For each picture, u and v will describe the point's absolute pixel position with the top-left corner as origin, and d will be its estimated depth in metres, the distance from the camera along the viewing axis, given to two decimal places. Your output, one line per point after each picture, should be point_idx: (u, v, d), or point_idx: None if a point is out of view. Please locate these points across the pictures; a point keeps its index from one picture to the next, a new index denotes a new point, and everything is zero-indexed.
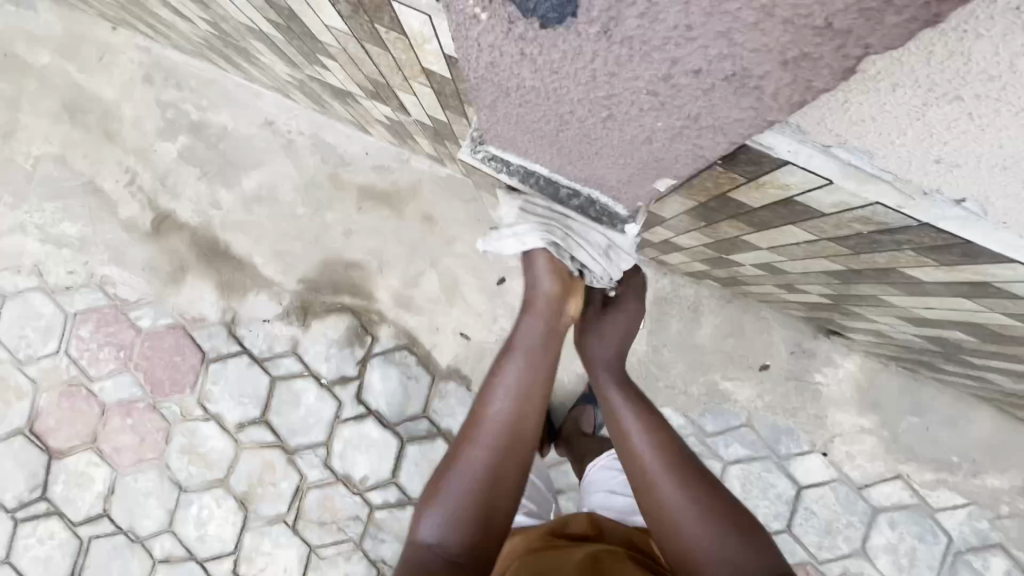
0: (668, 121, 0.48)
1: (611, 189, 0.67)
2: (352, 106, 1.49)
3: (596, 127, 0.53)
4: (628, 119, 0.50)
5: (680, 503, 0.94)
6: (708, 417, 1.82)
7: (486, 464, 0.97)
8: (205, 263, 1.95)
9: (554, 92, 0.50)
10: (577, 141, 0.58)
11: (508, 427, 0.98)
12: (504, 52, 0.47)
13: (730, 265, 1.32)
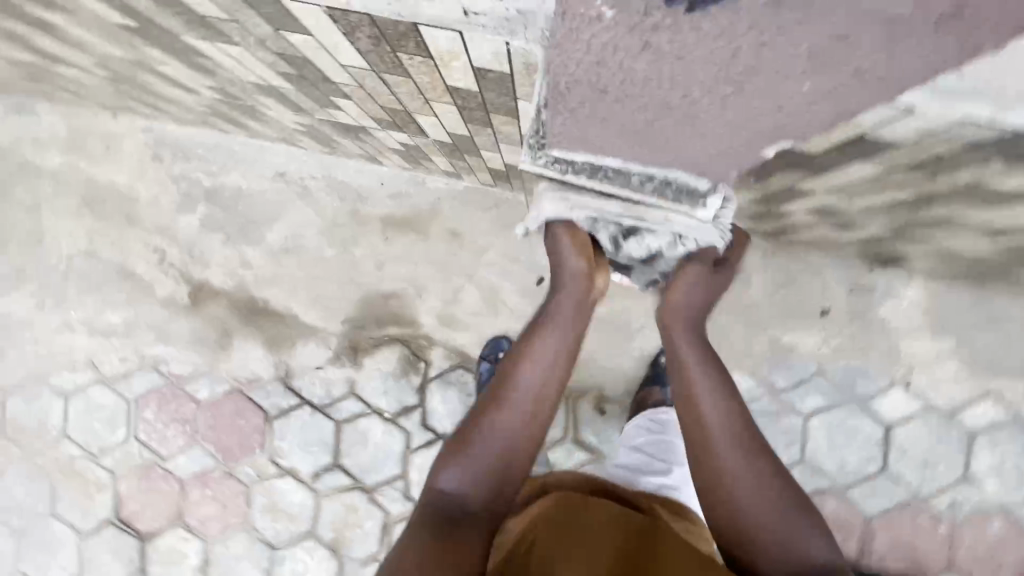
0: (806, 87, 0.44)
1: (701, 175, 0.64)
2: (363, 140, 1.48)
3: (714, 111, 0.49)
4: (757, 94, 0.46)
5: (744, 484, 0.88)
6: (778, 373, 1.78)
7: (512, 433, 0.92)
8: (249, 324, 1.96)
9: (669, 86, 0.47)
10: (681, 135, 0.54)
11: (534, 399, 0.93)
12: (622, 52, 0.44)
13: (779, 216, 1.28)
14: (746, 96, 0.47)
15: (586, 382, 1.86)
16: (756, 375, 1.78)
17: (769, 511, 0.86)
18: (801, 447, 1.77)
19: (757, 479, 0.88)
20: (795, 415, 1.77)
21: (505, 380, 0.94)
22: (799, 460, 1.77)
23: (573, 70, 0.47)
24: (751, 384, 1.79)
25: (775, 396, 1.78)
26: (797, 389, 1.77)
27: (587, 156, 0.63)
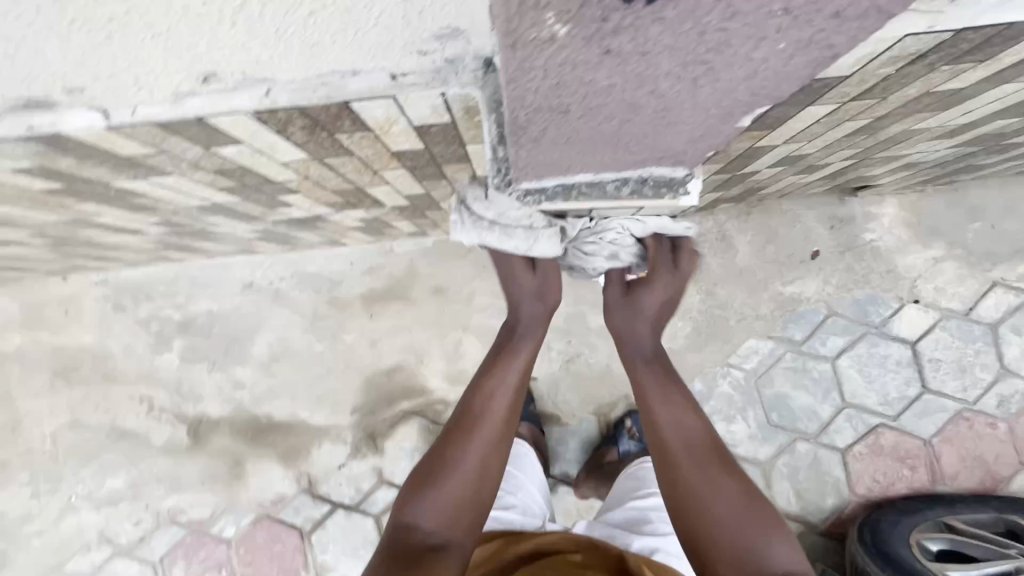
0: (788, 47, 0.38)
1: (674, 158, 0.60)
2: (321, 228, 1.45)
3: (687, 92, 0.43)
4: (733, 66, 0.40)
5: (707, 491, 0.95)
6: (792, 326, 1.77)
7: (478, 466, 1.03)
8: (258, 445, 1.87)
9: (635, 79, 0.41)
10: (651, 123, 0.49)
11: (497, 422, 1.06)
12: (576, 63, 0.38)
13: (746, 178, 1.28)
14: (728, 71, 0.41)
15: (613, 394, 1.81)
16: (772, 335, 1.77)
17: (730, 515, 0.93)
18: (839, 392, 1.74)
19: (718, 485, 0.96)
20: (823, 361, 1.75)
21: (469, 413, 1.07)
22: (842, 405, 1.74)
23: (531, 99, 0.43)
24: (771, 345, 1.77)
25: (797, 349, 1.76)
26: (815, 337, 1.76)
27: (557, 179, 0.64)
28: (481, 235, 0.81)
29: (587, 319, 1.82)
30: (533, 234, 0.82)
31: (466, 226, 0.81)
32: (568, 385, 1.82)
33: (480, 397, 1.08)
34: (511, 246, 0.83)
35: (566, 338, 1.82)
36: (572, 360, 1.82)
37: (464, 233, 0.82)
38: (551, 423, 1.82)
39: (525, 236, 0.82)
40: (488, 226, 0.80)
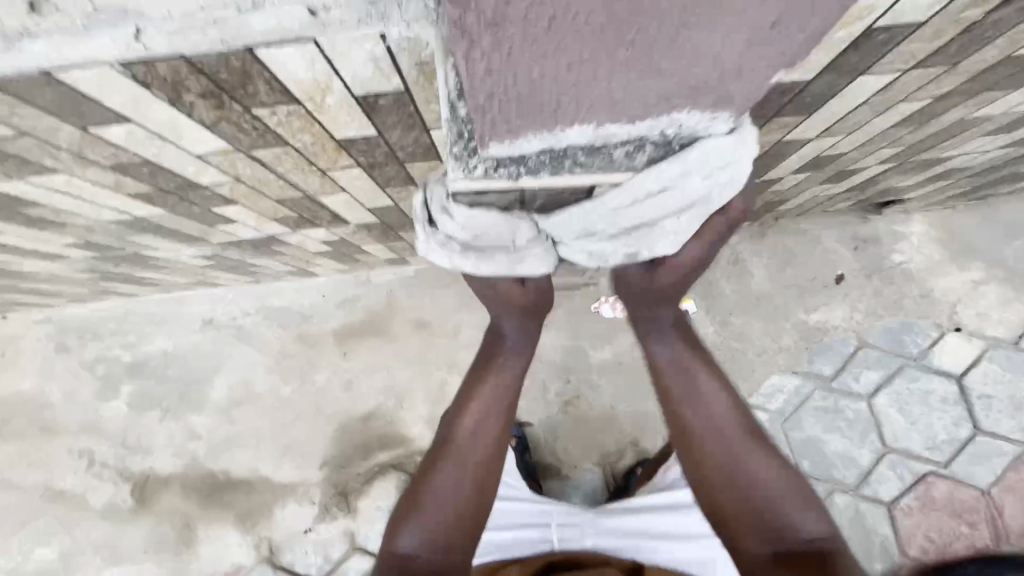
0: None
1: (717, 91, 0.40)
2: (281, 253, 1.27)
3: None
4: None
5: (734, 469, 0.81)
6: (819, 360, 1.56)
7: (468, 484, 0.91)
8: (211, 507, 1.62)
9: None
10: None
11: (483, 440, 0.91)
12: None
13: (766, 187, 1.12)
14: None
15: (619, 441, 1.58)
16: (798, 370, 1.56)
17: (753, 489, 0.80)
18: (878, 434, 1.52)
19: (733, 456, 0.82)
20: (858, 400, 1.54)
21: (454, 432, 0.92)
22: (883, 450, 1.51)
23: None
24: (797, 381, 1.56)
25: (827, 386, 1.55)
26: (847, 371, 1.55)
27: (540, 136, 0.44)
28: (452, 258, 0.59)
29: (588, 355, 1.62)
30: (518, 255, 0.58)
31: (430, 243, 0.59)
32: (568, 431, 1.59)
33: (467, 416, 0.92)
34: (489, 271, 0.59)
35: (565, 376, 1.61)
36: (572, 401, 1.60)
37: (429, 252, 0.59)
38: (549, 476, 1.57)
39: (510, 257, 0.58)
40: (460, 245, 0.58)
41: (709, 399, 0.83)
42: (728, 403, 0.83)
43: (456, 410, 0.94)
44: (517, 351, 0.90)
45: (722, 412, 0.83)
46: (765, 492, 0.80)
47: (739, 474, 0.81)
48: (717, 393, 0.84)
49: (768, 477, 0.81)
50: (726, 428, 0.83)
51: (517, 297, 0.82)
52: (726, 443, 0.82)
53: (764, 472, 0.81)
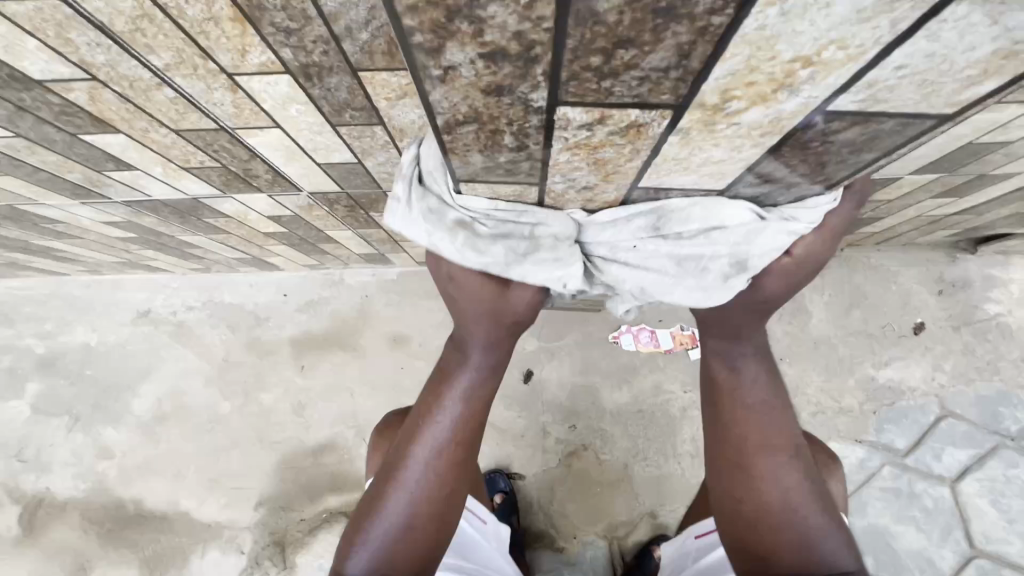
0: None
1: None
2: (221, 230, 0.98)
3: None
4: None
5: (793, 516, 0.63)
6: (890, 428, 1.25)
7: (429, 518, 0.68)
8: (112, 548, 1.28)
9: None
10: None
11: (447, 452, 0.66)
12: None
13: (867, 194, 0.83)
14: None
15: (630, 511, 1.25)
16: (863, 439, 1.24)
17: (795, 518, 0.63)
18: (965, 532, 1.19)
19: (775, 484, 0.64)
20: (937, 483, 1.22)
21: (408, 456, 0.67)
22: (971, 553, 1.18)
23: None
24: (863, 452, 1.24)
25: (899, 462, 1.23)
26: (925, 446, 1.23)
27: None
28: (435, 232, 0.46)
29: (600, 397, 1.30)
30: (517, 254, 0.46)
31: (420, 212, 0.46)
32: (567, 491, 1.27)
33: (424, 441, 0.66)
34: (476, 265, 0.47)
35: (570, 421, 1.30)
36: (575, 454, 1.28)
37: (409, 221, 0.46)
38: (539, 547, 1.24)
39: (511, 248, 0.46)
40: (456, 224, 0.46)
41: (764, 422, 0.64)
42: (784, 426, 0.65)
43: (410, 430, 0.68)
44: (485, 369, 0.64)
45: (778, 440, 0.64)
46: (808, 530, 0.63)
47: (776, 504, 0.64)
48: (767, 416, 0.64)
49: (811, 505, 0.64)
50: (776, 451, 0.64)
51: (482, 302, 0.54)
52: (770, 472, 0.64)
53: (806, 503, 0.64)
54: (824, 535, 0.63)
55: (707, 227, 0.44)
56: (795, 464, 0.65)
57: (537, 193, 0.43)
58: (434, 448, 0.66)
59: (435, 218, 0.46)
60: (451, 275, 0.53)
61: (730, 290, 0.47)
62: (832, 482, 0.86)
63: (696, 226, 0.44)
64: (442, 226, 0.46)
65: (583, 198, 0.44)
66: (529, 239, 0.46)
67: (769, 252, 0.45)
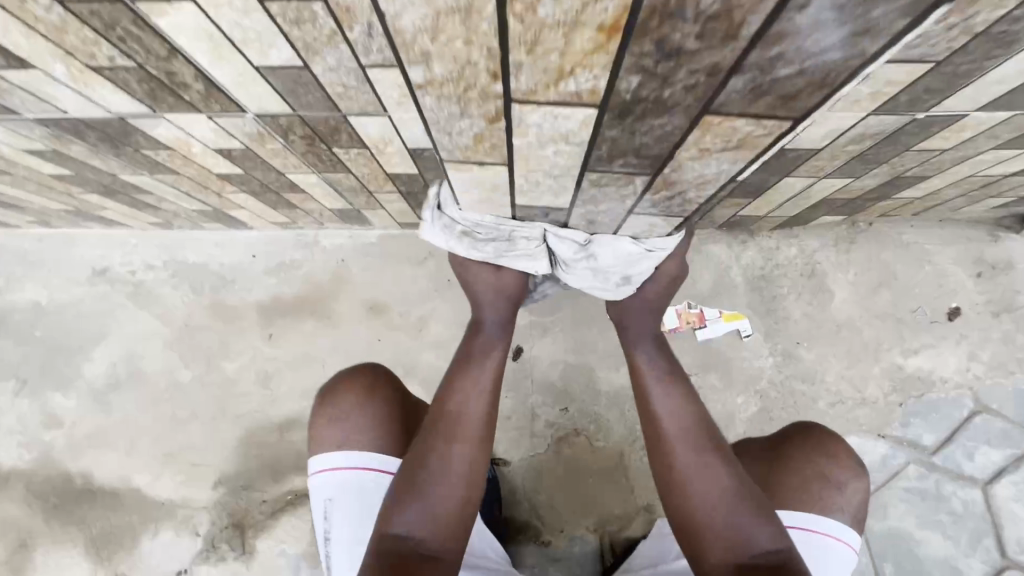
0: None
1: None
2: (166, 169, 0.86)
3: None
4: None
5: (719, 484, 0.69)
6: (917, 423, 1.12)
7: (472, 464, 0.70)
8: (56, 524, 1.17)
9: None
10: None
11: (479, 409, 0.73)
12: None
13: (922, 140, 0.70)
14: None
15: (626, 504, 1.13)
16: (886, 433, 1.12)
17: (708, 487, 0.69)
18: (996, 540, 1.07)
19: (695, 461, 0.71)
20: (966, 485, 1.10)
21: (444, 405, 0.73)
22: (1002, 563, 1.06)
23: None
24: (885, 449, 1.12)
25: (925, 461, 1.11)
26: (954, 443, 1.11)
27: None
28: (451, 240, 0.71)
29: (596, 378, 1.18)
30: (503, 252, 0.71)
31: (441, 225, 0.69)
32: (557, 479, 1.15)
33: (462, 390, 0.74)
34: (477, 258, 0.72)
35: (562, 403, 1.18)
36: (566, 439, 1.16)
37: (434, 232, 0.70)
38: (522, 539, 1.12)
39: (498, 248, 0.71)
40: (463, 233, 0.70)
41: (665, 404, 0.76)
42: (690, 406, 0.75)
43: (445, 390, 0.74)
44: (500, 331, 0.78)
45: (684, 420, 0.74)
46: (722, 502, 0.67)
47: (689, 476, 0.70)
48: (669, 398, 0.76)
49: (721, 479, 0.69)
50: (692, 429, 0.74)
51: (491, 284, 0.75)
52: (681, 445, 0.72)
53: (723, 482, 0.69)
54: (740, 507, 0.67)
55: (614, 249, 0.70)
56: (700, 441, 0.72)
57: (499, 5, 0.31)
58: (474, 394, 0.73)
59: (453, 228, 0.70)
60: (461, 266, 0.74)
61: (623, 291, 0.74)
62: (852, 489, 0.74)
63: (604, 246, 0.70)
64: (456, 232, 0.70)
65: (566, 19, 0.31)
66: (510, 248, 0.71)
67: (645, 271, 0.73)
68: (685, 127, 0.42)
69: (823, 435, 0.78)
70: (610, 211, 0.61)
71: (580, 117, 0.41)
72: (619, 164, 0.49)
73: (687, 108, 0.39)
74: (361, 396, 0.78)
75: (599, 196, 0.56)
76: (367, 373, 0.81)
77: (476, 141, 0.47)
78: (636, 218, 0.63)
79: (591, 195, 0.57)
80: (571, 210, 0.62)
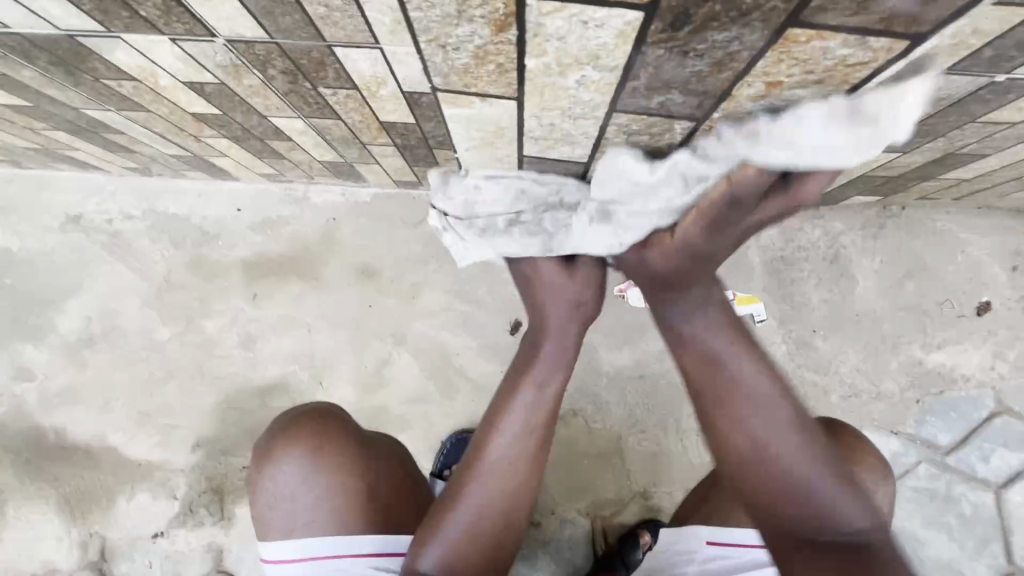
0: None
1: None
2: (132, 105, 0.77)
3: None
4: None
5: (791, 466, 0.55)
6: (934, 421, 1.07)
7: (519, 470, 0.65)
8: (28, 480, 1.13)
9: None
10: None
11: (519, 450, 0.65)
12: None
13: (995, 108, 0.60)
14: None
15: (620, 489, 1.09)
16: (899, 431, 1.06)
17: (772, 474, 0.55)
18: (1003, 545, 1.03)
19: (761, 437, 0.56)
20: (977, 488, 1.05)
21: (490, 443, 0.65)
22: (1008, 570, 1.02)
23: None
24: (897, 446, 1.06)
25: (937, 461, 1.06)
26: (969, 444, 1.06)
27: None
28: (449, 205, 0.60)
29: (598, 359, 1.11)
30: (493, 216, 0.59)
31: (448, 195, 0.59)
32: (549, 458, 1.10)
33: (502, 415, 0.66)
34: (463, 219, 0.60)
35: None
36: (562, 419, 1.11)
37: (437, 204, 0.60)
38: None
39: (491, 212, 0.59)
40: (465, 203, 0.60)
41: (733, 369, 0.57)
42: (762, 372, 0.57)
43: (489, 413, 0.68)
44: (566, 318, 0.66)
45: (759, 387, 0.56)
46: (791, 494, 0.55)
47: (770, 462, 0.55)
48: (739, 362, 0.57)
49: (792, 459, 0.55)
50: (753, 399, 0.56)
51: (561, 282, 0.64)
52: (753, 426, 0.56)
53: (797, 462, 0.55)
54: (821, 483, 0.55)
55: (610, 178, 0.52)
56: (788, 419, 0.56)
57: None
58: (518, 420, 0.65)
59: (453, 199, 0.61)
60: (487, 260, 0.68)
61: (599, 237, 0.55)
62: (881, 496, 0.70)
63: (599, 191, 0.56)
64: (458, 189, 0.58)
65: None
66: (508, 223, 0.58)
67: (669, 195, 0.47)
68: (759, 46, 0.35)
69: (852, 441, 0.72)
70: None
71: (620, 26, 0.34)
72: (660, 101, 0.42)
73: (770, 12, 0.31)
74: (306, 465, 0.66)
75: (628, 146, 0.51)
76: (305, 435, 0.67)
77: (478, 59, 0.41)
78: None
79: (617, 146, 0.51)
80: (589, 165, 0.55)
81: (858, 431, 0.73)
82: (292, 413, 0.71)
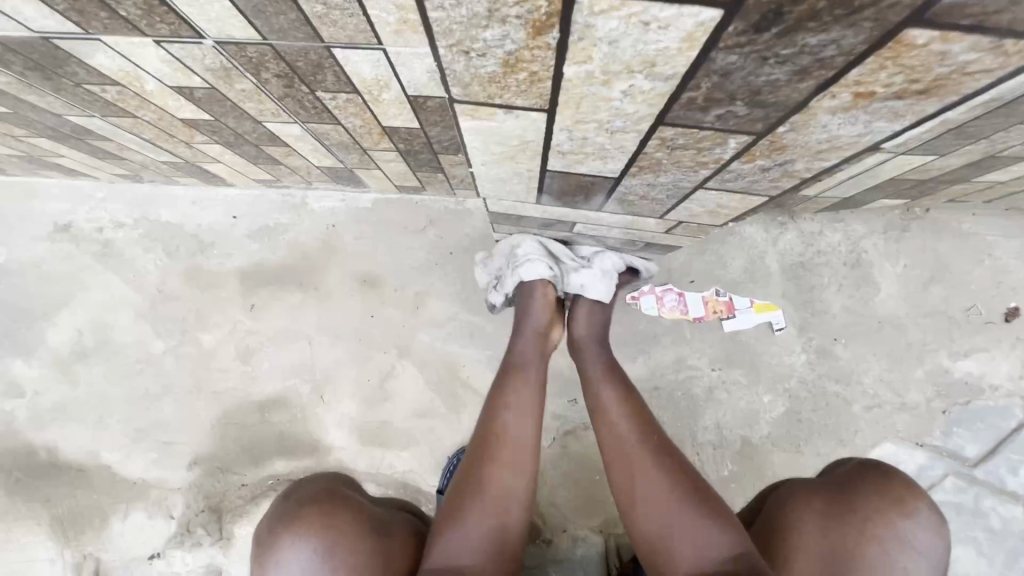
0: None
1: None
2: (116, 110, 0.72)
3: None
4: None
5: (663, 494, 0.58)
6: (960, 433, 1.03)
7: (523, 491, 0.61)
8: (20, 500, 1.09)
9: None
10: None
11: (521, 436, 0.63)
12: None
13: None
14: None
15: None
16: (925, 443, 1.02)
17: (646, 497, 0.59)
18: None
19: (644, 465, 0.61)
20: (1006, 502, 1.01)
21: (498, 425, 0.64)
22: None
23: None
24: (923, 459, 1.02)
25: (964, 473, 1.02)
26: (997, 456, 1.02)
27: None
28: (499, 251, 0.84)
29: None
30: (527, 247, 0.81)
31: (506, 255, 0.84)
32: (559, 474, 1.07)
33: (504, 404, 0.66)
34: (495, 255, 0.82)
35: (570, 394, 1.07)
36: (574, 433, 1.07)
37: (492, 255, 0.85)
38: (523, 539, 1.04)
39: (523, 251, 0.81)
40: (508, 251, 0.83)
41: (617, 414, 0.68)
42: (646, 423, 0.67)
43: (487, 411, 0.67)
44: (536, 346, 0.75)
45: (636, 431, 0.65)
46: (667, 513, 0.57)
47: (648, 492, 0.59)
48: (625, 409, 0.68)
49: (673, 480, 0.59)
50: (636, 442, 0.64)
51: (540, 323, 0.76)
52: (636, 452, 0.63)
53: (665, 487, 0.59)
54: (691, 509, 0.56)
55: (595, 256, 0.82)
56: (658, 450, 0.63)
57: None
58: (518, 411, 0.65)
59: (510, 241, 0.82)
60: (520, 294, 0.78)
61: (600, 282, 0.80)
62: (931, 550, 0.59)
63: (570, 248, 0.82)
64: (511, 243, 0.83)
65: None
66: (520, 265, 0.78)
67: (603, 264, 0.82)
68: (858, 52, 0.30)
69: (901, 488, 0.62)
70: (672, 183, 0.51)
71: (690, 26, 0.30)
72: (718, 114, 0.38)
73: (888, 9, 0.27)
74: (312, 567, 0.54)
75: (668, 162, 0.46)
76: (316, 525, 0.56)
77: (508, 68, 0.37)
78: (704, 194, 0.53)
79: (656, 161, 0.47)
80: (620, 181, 0.52)
81: (904, 476, 0.63)
82: (296, 500, 0.60)
